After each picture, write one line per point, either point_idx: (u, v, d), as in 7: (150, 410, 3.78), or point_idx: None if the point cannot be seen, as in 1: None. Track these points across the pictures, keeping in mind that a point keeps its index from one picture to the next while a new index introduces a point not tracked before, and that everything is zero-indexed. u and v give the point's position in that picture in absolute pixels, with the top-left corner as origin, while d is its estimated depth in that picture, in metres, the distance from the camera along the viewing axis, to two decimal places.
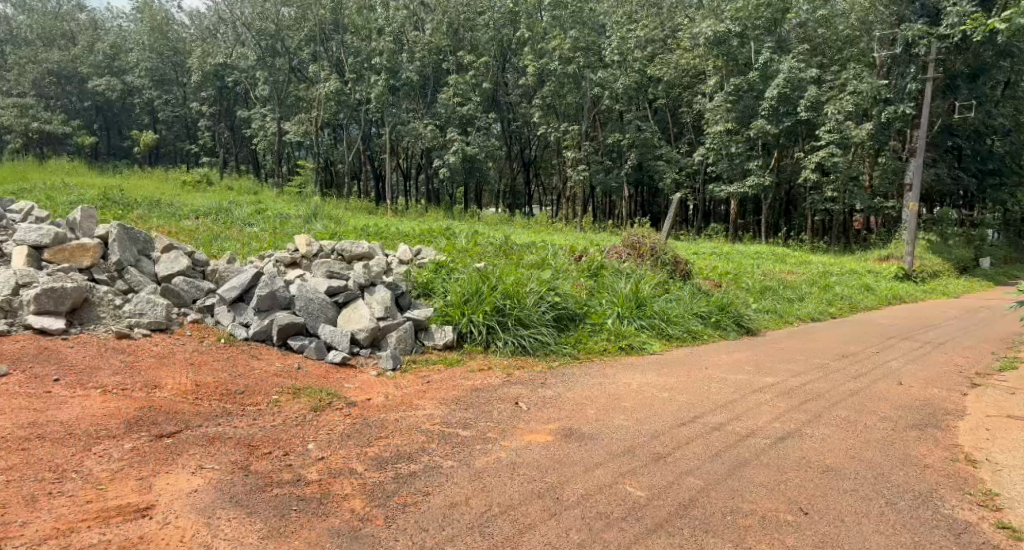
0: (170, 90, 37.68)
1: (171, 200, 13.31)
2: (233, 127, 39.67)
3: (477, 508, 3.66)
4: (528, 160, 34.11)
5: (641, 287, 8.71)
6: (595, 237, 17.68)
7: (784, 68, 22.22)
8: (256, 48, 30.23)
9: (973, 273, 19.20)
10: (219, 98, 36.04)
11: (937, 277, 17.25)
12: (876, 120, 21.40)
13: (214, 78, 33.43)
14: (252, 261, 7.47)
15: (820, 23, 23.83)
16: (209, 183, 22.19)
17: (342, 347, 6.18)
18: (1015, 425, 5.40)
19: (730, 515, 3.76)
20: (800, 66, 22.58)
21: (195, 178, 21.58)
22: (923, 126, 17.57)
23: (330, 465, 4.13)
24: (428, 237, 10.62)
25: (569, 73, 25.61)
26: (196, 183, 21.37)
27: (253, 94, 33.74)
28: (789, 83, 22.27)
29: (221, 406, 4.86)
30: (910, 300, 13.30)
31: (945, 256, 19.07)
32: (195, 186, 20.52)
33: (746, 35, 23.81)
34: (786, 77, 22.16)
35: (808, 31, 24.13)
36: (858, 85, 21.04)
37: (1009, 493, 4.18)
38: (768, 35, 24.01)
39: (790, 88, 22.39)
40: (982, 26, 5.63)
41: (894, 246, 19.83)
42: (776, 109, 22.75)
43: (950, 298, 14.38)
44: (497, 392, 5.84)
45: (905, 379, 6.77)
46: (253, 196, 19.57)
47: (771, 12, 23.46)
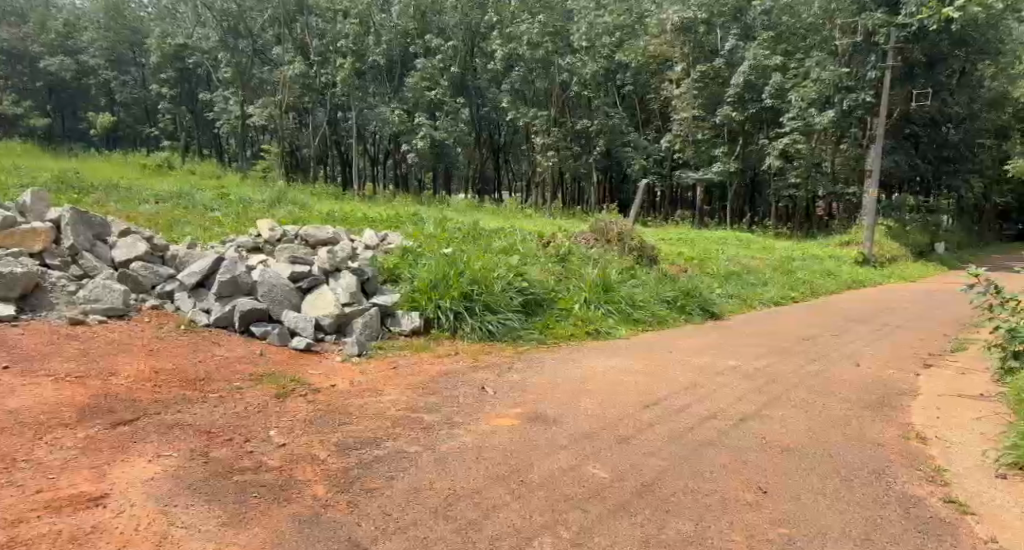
0: (128, 71, 36.96)
1: (131, 184, 13.14)
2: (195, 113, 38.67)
3: (442, 493, 3.67)
4: (497, 146, 33.90)
5: (608, 273, 8.80)
6: (560, 222, 17.79)
7: (749, 56, 22.80)
8: (217, 28, 29.27)
9: (929, 257, 19.83)
10: (181, 80, 35.19)
11: (895, 262, 17.72)
12: (838, 107, 21.04)
13: (173, 59, 32.58)
14: (213, 246, 7.34)
15: (784, 12, 23.74)
16: (170, 167, 21.76)
17: (306, 333, 6.12)
18: (963, 403, 5.60)
19: (691, 494, 3.83)
20: (765, 53, 23.00)
21: (154, 163, 21.21)
22: (883, 114, 17.83)
23: (293, 452, 4.09)
24: (395, 222, 10.58)
25: (538, 58, 25.76)
26: (157, 167, 20.99)
27: (216, 76, 33.15)
28: (753, 71, 22.90)
29: (180, 392, 4.79)
30: (869, 285, 13.59)
31: (904, 242, 19.64)
32: (154, 170, 20.17)
33: (713, 23, 24.49)
34: (751, 65, 22.78)
35: (772, 19, 24.18)
36: (822, 72, 21.19)
37: (955, 469, 4.35)
38: (734, 24, 24.87)
39: (754, 76, 23.02)
40: (940, 14, 5.67)
41: (856, 232, 20.29)
42: (741, 97, 23.48)
43: (908, 282, 14.78)
44: (462, 377, 5.85)
45: (863, 360, 6.96)
46: (212, 180, 19.30)
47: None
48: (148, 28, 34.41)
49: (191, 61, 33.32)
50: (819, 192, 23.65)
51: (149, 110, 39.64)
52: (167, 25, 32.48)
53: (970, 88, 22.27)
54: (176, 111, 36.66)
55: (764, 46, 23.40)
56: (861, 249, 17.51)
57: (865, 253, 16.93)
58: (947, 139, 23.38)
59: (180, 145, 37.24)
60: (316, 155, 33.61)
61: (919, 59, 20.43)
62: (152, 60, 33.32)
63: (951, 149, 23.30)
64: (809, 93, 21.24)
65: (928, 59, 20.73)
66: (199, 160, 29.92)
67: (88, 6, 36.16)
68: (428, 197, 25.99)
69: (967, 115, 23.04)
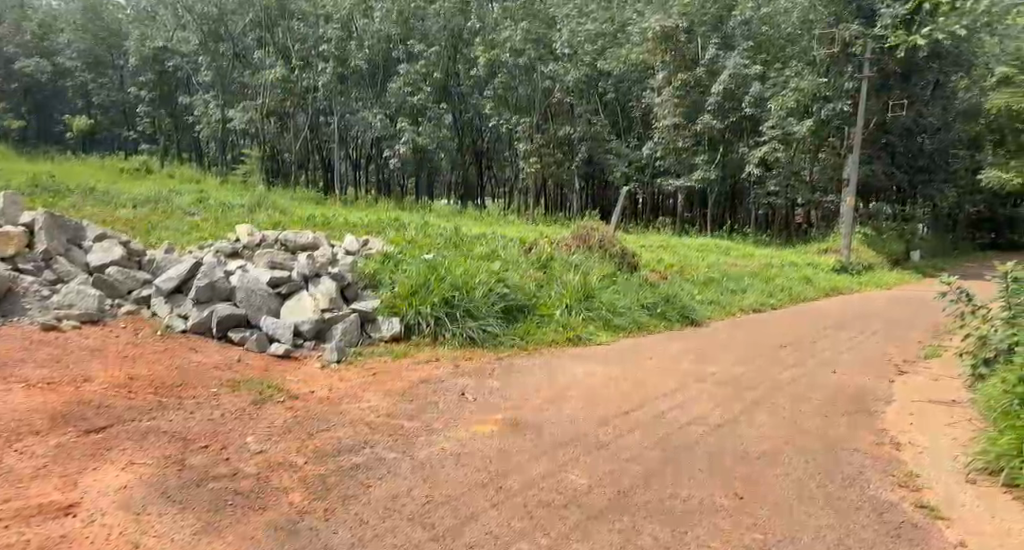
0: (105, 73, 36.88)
1: (109, 188, 13.04)
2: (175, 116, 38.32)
3: (421, 499, 3.66)
4: (481, 152, 32.55)
5: (589, 279, 8.83)
6: (541, 229, 17.84)
7: (729, 65, 23.20)
8: (198, 32, 29.30)
9: (906, 265, 20.10)
10: (160, 83, 35.02)
11: (873, 269, 17.93)
12: (816, 117, 21.57)
13: (154, 61, 32.61)
14: (191, 251, 7.29)
15: (764, 22, 24.23)
16: (148, 170, 21.53)
17: (284, 339, 6.06)
18: (935, 409, 5.69)
19: (669, 500, 3.86)
20: (745, 63, 23.44)
21: (132, 167, 20.97)
22: (859, 124, 17.94)
23: (271, 459, 4.07)
24: (378, 227, 10.57)
25: (519, 65, 26.16)
26: (135, 170, 20.84)
27: (197, 79, 33.11)
28: (733, 79, 23.26)
29: (157, 399, 4.74)
30: (846, 293, 13.78)
31: (880, 250, 19.93)
32: (132, 174, 19.93)
33: (694, 31, 24.65)
34: (731, 73, 23.18)
35: (752, 29, 24.43)
36: (801, 81, 21.48)
37: (927, 474, 4.42)
38: (713, 32, 24.78)
39: (734, 85, 23.38)
40: None
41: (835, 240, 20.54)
42: (722, 105, 23.84)
43: (885, 290, 14.95)
44: (442, 384, 5.82)
45: (840, 367, 7.04)
46: (192, 184, 19.18)
47: (717, 9, 24.75)
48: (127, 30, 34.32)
49: (172, 64, 33.23)
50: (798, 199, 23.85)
51: (129, 113, 39.31)
52: (147, 27, 32.34)
53: (942, 100, 22.64)
54: (155, 114, 36.50)
55: (744, 55, 23.96)
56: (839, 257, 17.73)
57: (843, 261, 17.19)
58: (921, 148, 23.50)
59: (160, 148, 36.92)
60: (297, 159, 33.36)
61: (895, 70, 20.81)
62: (131, 62, 33.21)
63: (925, 159, 23.53)
64: (788, 102, 21.61)
65: (903, 70, 21.10)
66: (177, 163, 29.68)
67: (66, 7, 35.93)
68: (410, 202, 26.02)
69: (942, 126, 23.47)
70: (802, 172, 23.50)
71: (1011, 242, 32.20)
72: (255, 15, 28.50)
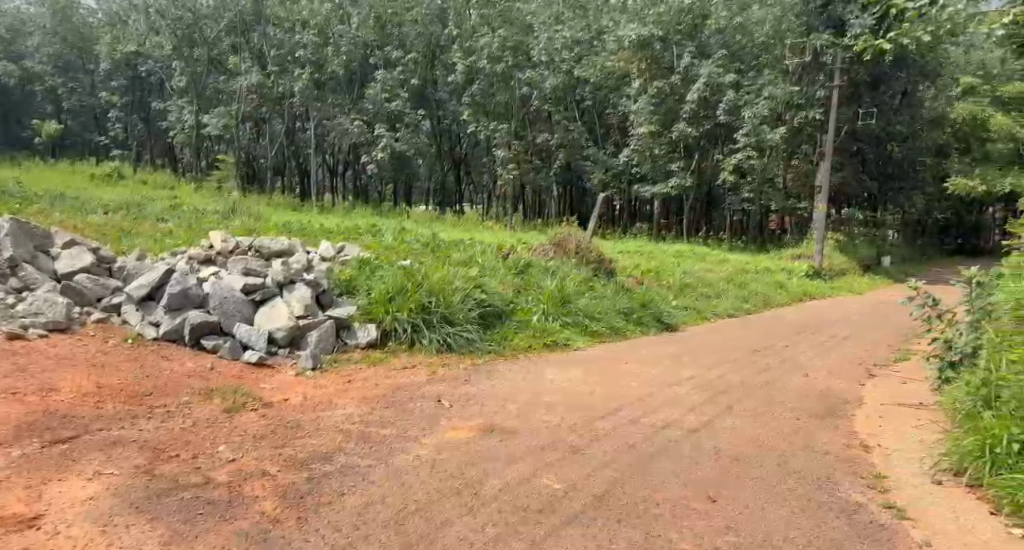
0: (77, 78, 36.49)
1: (77, 194, 12.84)
2: (148, 121, 37.72)
3: (394, 506, 3.65)
4: (458, 159, 32.48)
5: (566, 285, 8.87)
6: (520, 235, 17.90)
7: (704, 73, 23.39)
8: (171, 37, 28.59)
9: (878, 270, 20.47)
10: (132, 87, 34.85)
11: (845, 274, 18.24)
12: (789, 125, 22.55)
13: (126, 65, 32.39)
14: (163, 258, 7.20)
15: (737, 31, 24.19)
16: (121, 176, 21.25)
17: (258, 346, 6.02)
18: (903, 411, 5.81)
19: (643, 504, 3.89)
20: (719, 70, 23.63)
21: (105, 173, 20.66)
22: (831, 130, 18.09)
23: (242, 467, 4.03)
24: (354, 233, 10.56)
25: (497, 72, 25.68)
26: (106, 176, 20.49)
27: (170, 84, 32.72)
28: (708, 87, 23.50)
29: (127, 408, 4.67)
30: (818, 297, 13.99)
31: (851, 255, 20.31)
32: (104, 180, 19.67)
33: (669, 40, 24.88)
34: (705, 82, 23.39)
35: (726, 39, 24.56)
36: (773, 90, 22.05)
37: (896, 475, 4.50)
38: (688, 41, 24.91)
39: (709, 93, 23.64)
40: (872, 46, 5.24)
41: (808, 246, 20.86)
42: (696, 113, 24.01)
43: (854, 295, 15.22)
44: (419, 390, 5.80)
45: (812, 371, 7.14)
46: (168, 190, 18.96)
47: (691, 18, 24.58)
48: (98, 33, 34.00)
49: (144, 68, 32.95)
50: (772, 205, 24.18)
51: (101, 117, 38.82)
52: (119, 31, 32.00)
53: (912, 108, 22.99)
54: (127, 120, 36.15)
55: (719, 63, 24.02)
56: (812, 262, 18.04)
57: (816, 266, 17.49)
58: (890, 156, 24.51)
59: (132, 153, 36.37)
60: (273, 165, 33.13)
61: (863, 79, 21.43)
62: (104, 67, 32.87)
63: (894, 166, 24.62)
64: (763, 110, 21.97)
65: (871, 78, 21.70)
66: (149, 169, 29.31)
67: (36, 10, 35.56)
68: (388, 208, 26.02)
69: (910, 135, 23.82)
70: (776, 179, 23.85)
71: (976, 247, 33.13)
72: (231, 20, 28.27)
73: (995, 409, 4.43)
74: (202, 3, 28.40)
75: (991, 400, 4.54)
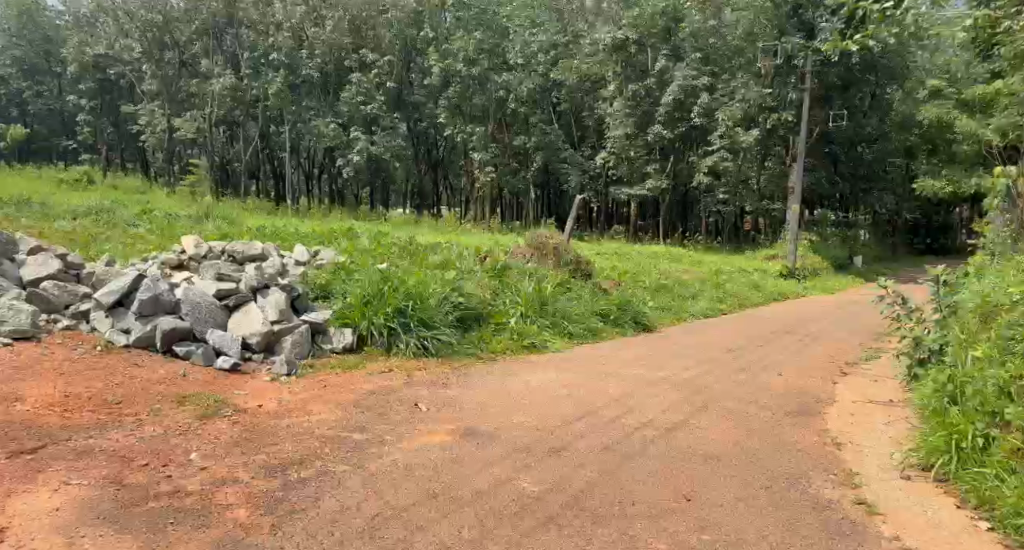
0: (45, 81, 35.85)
1: (44, 199, 12.60)
2: (117, 124, 37.01)
3: (370, 511, 3.63)
4: (435, 161, 32.49)
5: (543, 287, 8.91)
6: (497, 237, 17.95)
7: (678, 76, 23.64)
8: (141, 40, 27.88)
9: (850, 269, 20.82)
10: (101, 90, 34.29)
11: (818, 274, 18.51)
12: (762, 127, 22.99)
13: (94, 68, 31.74)
14: (134, 263, 7.10)
15: (709, 34, 25.00)
16: (90, 181, 20.77)
17: (231, 352, 5.95)
18: (873, 408, 5.90)
19: (620, 504, 3.91)
20: (694, 74, 23.91)
21: (72, 179, 20.15)
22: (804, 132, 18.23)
23: (214, 475, 3.98)
24: (329, 237, 10.48)
25: (473, 75, 26.11)
26: (74, 181, 20.02)
27: (140, 88, 32.02)
28: (683, 90, 23.70)
29: (95, 417, 4.59)
30: (791, 297, 14.21)
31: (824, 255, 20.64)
32: (70, 185, 19.19)
33: (644, 43, 25.14)
34: (680, 84, 23.58)
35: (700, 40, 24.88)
36: (746, 92, 22.65)
37: (866, 471, 4.58)
38: (663, 44, 25.09)
39: (685, 95, 23.83)
40: (838, 48, 5.31)
41: (781, 246, 21.17)
42: (672, 115, 24.23)
43: (827, 294, 15.47)
44: (397, 395, 5.78)
45: (787, 370, 7.23)
46: (136, 195, 18.50)
47: (665, 21, 24.69)
48: (65, 35, 33.36)
49: (113, 72, 32.28)
50: (745, 206, 24.52)
51: (69, 121, 38.10)
52: (86, 33, 31.37)
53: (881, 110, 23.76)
54: (97, 124, 35.52)
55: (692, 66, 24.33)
56: (785, 262, 18.16)
57: (789, 266, 17.70)
58: (860, 157, 24.73)
59: (101, 158, 35.68)
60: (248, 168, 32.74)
61: (836, 83, 22.16)
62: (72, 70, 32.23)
63: (864, 168, 24.80)
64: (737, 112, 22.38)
65: (844, 82, 22.31)
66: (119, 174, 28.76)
67: None
68: (364, 212, 25.82)
69: (879, 136, 24.45)
70: (750, 180, 24.12)
71: (944, 247, 33.88)
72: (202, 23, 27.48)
73: (961, 405, 4.53)
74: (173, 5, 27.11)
75: (957, 396, 4.65)
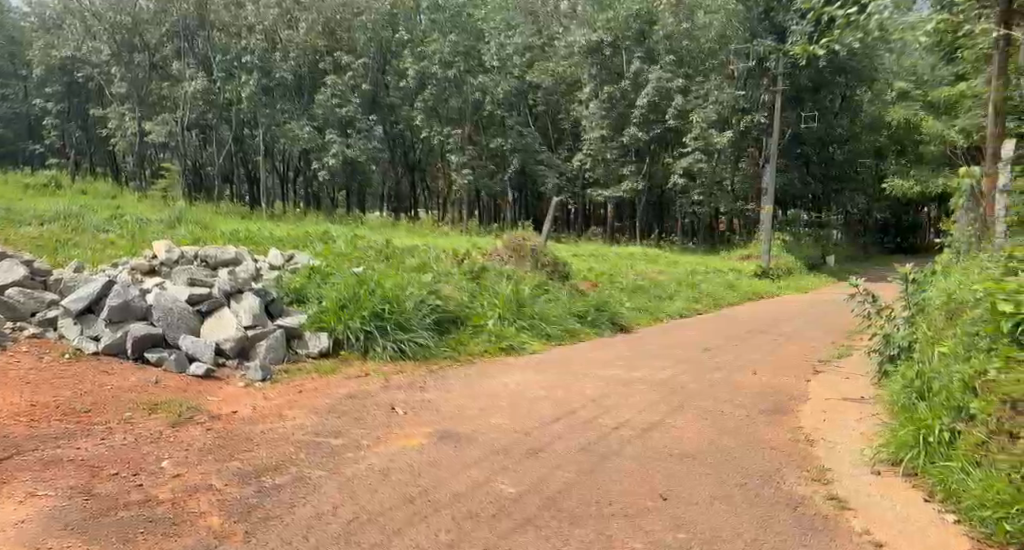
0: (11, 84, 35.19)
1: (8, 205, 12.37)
2: (87, 128, 36.34)
3: (345, 516, 3.60)
4: (413, 164, 32.47)
5: (520, 289, 8.95)
6: (473, 240, 18.01)
7: (653, 78, 23.90)
8: (110, 42, 27.26)
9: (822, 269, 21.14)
10: (70, 93, 33.65)
11: (792, 274, 18.77)
12: (735, 128, 23.28)
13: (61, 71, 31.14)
14: (104, 269, 7.00)
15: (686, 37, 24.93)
16: (58, 186, 20.28)
17: (204, 358, 5.88)
18: (845, 406, 6.00)
19: (597, 505, 3.92)
20: (668, 76, 24.20)
21: (39, 183, 19.67)
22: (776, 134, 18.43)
23: (186, 483, 3.93)
24: (303, 241, 10.42)
25: (449, 77, 26.04)
26: (42, 186, 19.54)
27: (109, 91, 31.42)
28: (657, 92, 24.02)
29: (62, 426, 4.51)
30: (764, 296, 14.42)
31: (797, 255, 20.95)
32: (36, 190, 18.74)
33: (618, 46, 25.46)
34: (655, 86, 23.88)
35: (673, 43, 25.00)
36: (719, 94, 23.31)
37: (838, 467, 4.66)
38: (637, 46, 25.35)
39: (659, 97, 24.16)
40: (806, 50, 5.53)
41: (756, 247, 21.47)
42: (646, 117, 24.54)
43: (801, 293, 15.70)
44: (374, 398, 5.76)
45: (761, 369, 7.33)
46: (105, 200, 18.12)
47: (638, 24, 25.12)
48: (31, 37, 32.67)
49: (81, 74, 31.66)
50: (721, 207, 24.83)
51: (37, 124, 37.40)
52: (52, 34, 30.71)
53: (851, 111, 24.40)
54: (66, 127, 34.87)
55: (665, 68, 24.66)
56: (759, 263, 18.31)
57: (763, 266, 17.92)
58: (832, 158, 25.09)
59: (70, 162, 35.01)
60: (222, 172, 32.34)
61: (805, 85, 22.56)
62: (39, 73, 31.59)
63: (836, 168, 25.25)
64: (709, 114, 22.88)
65: (813, 84, 22.71)
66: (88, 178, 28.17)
67: None
68: (341, 216, 25.60)
69: (850, 137, 24.90)
70: (724, 182, 24.15)
71: (914, 246, 34.64)
72: (172, 25, 26.56)
73: (927, 400, 4.63)
74: (142, 7, 26.58)
75: (925, 392, 4.75)
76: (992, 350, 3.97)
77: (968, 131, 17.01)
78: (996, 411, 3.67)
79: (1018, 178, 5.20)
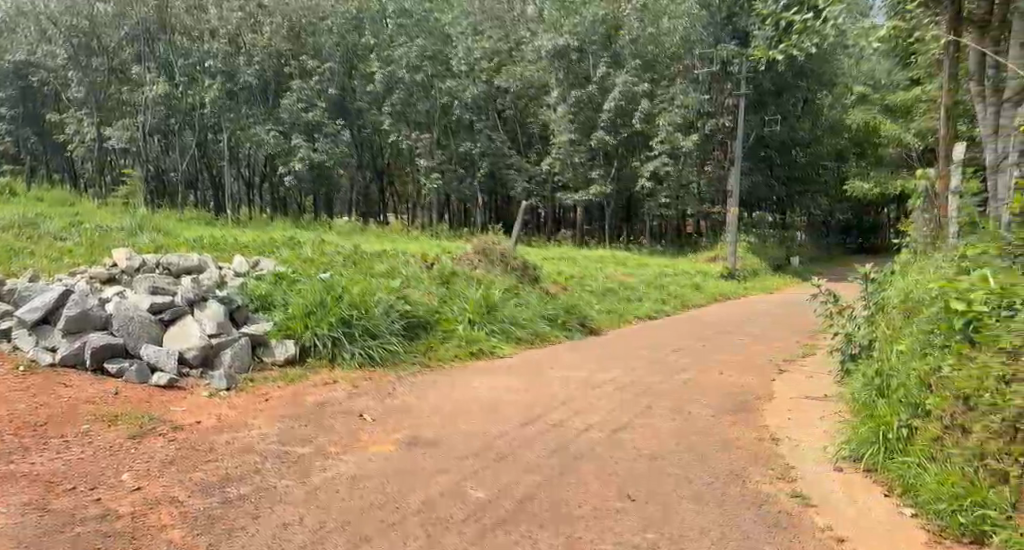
0: None
1: None
2: (43, 133, 35.28)
3: (312, 526, 3.56)
4: (381, 168, 32.36)
5: (490, 293, 8.96)
6: (438, 244, 18.03)
7: (620, 82, 24.19)
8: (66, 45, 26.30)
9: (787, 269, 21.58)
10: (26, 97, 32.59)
11: (758, 274, 19.14)
12: (700, 131, 23.76)
13: None
14: (60, 278, 6.81)
15: (649, 41, 25.03)
16: (12, 194, 19.61)
17: (168, 368, 5.78)
18: (808, 404, 6.12)
19: (567, 507, 3.94)
20: (634, 80, 24.46)
21: None
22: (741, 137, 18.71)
23: (148, 495, 3.84)
24: (269, 246, 10.30)
25: (417, 81, 26.43)
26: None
27: (65, 95, 30.55)
28: (624, 96, 24.25)
29: (14, 440, 4.37)
30: (729, 297, 14.68)
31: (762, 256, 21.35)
32: None
33: (585, 50, 25.68)
34: (621, 90, 24.16)
35: (638, 47, 25.14)
36: (685, 98, 23.51)
37: (801, 465, 4.75)
38: (604, 51, 25.62)
39: (626, 102, 24.42)
40: (764, 53, 5.59)
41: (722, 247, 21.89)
42: (614, 121, 24.80)
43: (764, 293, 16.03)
44: (341, 405, 5.71)
45: (728, 369, 7.45)
46: (61, 208, 17.57)
47: (604, 29, 25.35)
48: None
49: (36, 78, 30.70)
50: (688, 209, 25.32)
51: None
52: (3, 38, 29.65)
53: (812, 114, 24.83)
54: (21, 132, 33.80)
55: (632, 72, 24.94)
56: (726, 264, 18.64)
57: (730, 267, 18.20)
58: (796, 161, 25.64)
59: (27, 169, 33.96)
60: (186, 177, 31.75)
61: (769, 89, 22.95)
62: None
63: (800, 170, 25.80)
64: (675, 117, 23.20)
65: (776, 87, 23.10)
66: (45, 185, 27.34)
67: None
68: (310, 221, 25.36)
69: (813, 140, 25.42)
70: (690, 185, 24.66)
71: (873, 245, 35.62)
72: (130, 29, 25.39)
73: (885, 397, 4.75)
74: (99, 9, 24.95)
75: (883, 390, 4.86)
76: (945, 347, 4.08)
77: (922, 134, 17.59)
78: (950, 407, 3.76)
79: (970, 181, 5.37)
